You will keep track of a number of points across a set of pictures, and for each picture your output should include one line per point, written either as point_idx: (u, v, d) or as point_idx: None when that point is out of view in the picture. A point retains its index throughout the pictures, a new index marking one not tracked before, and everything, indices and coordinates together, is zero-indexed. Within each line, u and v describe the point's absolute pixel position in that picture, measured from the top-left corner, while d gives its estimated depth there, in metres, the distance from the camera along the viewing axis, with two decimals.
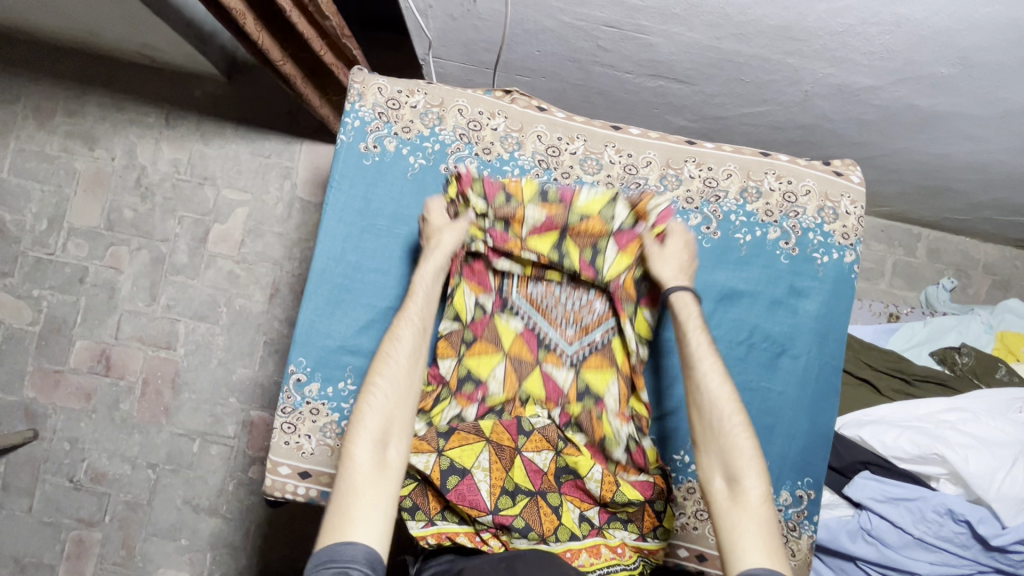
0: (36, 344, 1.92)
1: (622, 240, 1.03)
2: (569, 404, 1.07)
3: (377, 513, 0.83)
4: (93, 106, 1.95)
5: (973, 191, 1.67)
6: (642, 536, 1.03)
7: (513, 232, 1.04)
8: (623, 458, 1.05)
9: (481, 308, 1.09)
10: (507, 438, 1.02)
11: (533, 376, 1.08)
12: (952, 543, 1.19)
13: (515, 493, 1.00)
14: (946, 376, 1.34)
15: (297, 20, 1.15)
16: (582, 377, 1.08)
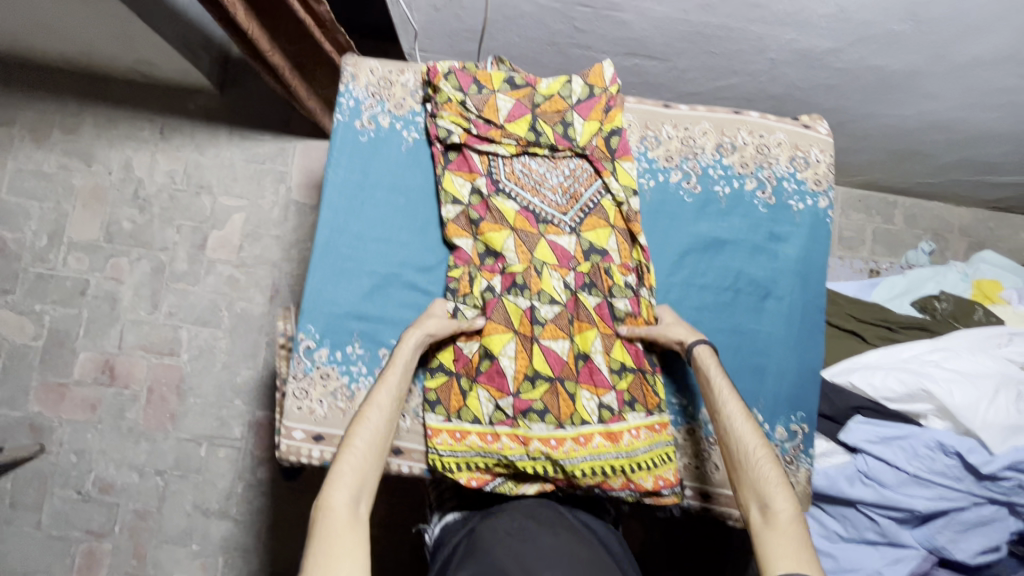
0: (40, 359, 1.94)
1: (584, 108, 1.06)
2: (578, 265, 1.03)
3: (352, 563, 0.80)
4: (88, 124, 2.00)
5: (940, 152, 1.75)
6: (649, 413, 1.01)
7: (491, 121, 1.05)
8: (627, 342, 1.03)
9: (478, 192, 1.04)
10: (525, 326, 0.99)
11: (541, 247, 1.03)
12: (946, 477, 1.23)
13: (535, 379, 0.98)
14: (927, 321, 1.40)
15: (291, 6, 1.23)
16: (586, 245, 1.04)
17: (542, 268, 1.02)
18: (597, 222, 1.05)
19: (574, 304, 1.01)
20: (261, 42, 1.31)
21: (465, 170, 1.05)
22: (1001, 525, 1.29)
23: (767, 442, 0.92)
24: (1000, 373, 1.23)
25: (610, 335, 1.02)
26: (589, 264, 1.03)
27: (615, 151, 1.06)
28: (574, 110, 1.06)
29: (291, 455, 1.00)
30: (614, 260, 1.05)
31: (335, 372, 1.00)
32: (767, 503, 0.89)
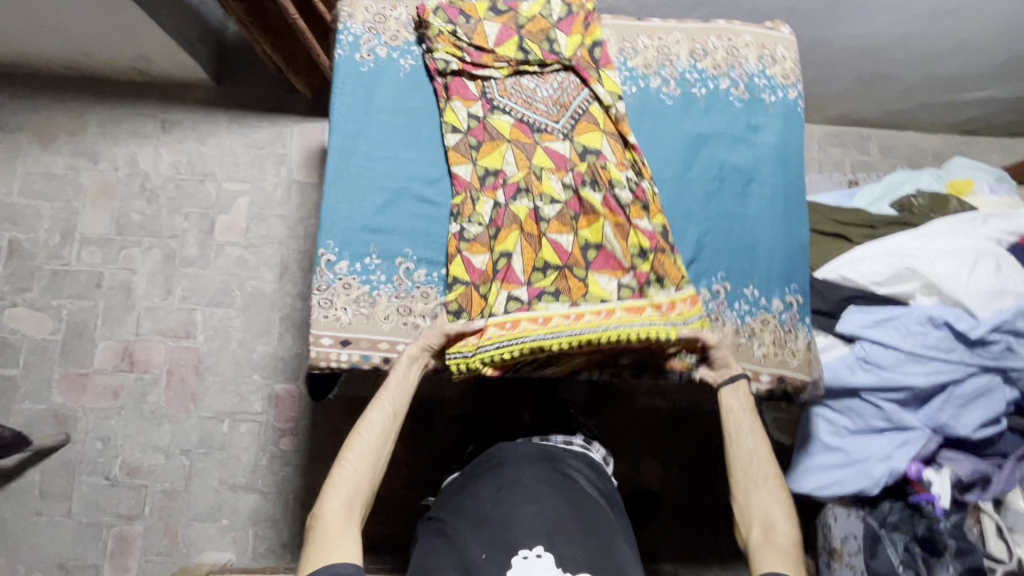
0: (60, 352, 1.99)
1: (565, 25, 1.16)
2: (575, 166, 1.11)
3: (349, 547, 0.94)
4: (94, 124, 2.09)
5: (903, 73, 1.86)
6: (675, 288, 1.06)
7: (481, 47, 1.13)
8: (641, 228, 1.08)
9: (476, 115, 1.12)
10: (532, 226, 1.08)
11: (538, 154, 1.11)
12: (940, 351, 1.30)
13: (545, 269, 1.07)
14: (908, 217, 1.49)
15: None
16: (580, 148, 1.12)
17: (541, 173, 1.10)
18: (587, 126, 1.13)
19: (576, 201, 1.09)
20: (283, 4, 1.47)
21: (462, 92, 1.12)
22: (997, 398, 1.34)
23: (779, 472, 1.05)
24: (977, 248, 1.33)
25: (621, 225, 1.09)
26: (586, 163, 1.11)
27: (598, 61, 1.15)
28: (557, 28, 1.16)
29: (321, 362, 1.06)
30: (611, 161, 1.11)
31: (355, 282, 1.07)
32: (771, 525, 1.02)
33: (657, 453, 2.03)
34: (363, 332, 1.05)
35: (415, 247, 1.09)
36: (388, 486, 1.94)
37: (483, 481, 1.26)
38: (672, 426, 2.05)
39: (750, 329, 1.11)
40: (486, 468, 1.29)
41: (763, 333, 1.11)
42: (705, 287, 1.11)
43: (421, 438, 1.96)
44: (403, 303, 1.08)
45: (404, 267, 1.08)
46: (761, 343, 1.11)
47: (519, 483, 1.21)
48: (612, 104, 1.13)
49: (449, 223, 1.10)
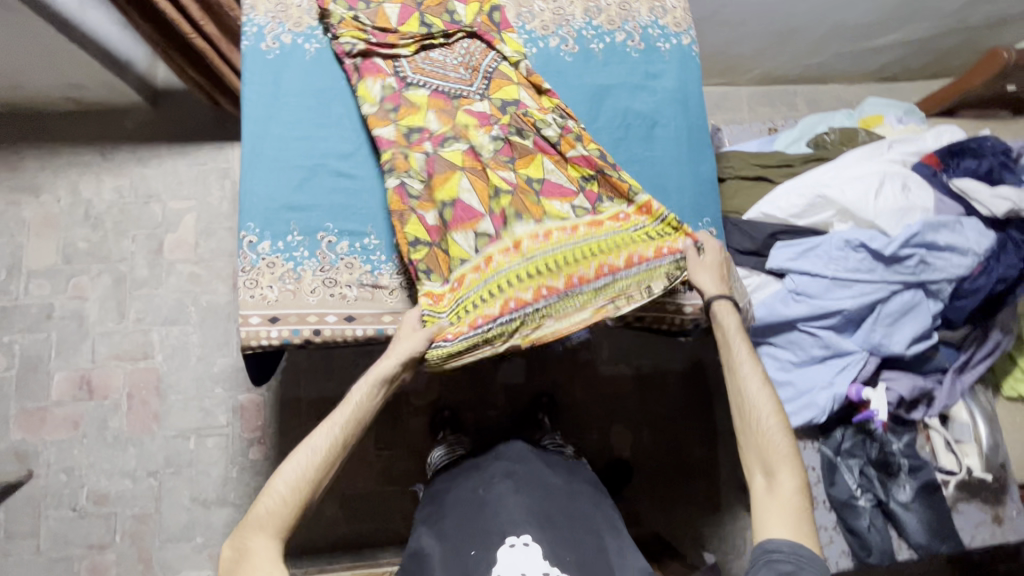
0: (15, 388, 1.97)
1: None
2: (498, 119, 1.14)
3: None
4: (32, 158, 2.09)
5: (810, 25, 1.95)
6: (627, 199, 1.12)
7: (385, 29, 1.16)
8: (575, 158, 1.13)
9: (389, 84, 1.14)
10: (475, 162, 1.11)
11: (459, 116, 1.14)
12: (861, 272, 1.35)
13: (499, 195, 1.10)
14: (823, 153, 1.55)
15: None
16: (499, 103, 1.15)
17: (467, 133, 1.13)
18: (501, 82, 1.16)
19: (509, 147, 1.12)
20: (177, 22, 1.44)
21: (374, 70, 1.14)
22: (923, 313, 1.39)
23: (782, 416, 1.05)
24: (883, 171, 1.39)
25: (559, 160, 1.14)
26: (509, 115, 1.14)
27: (500, 25, 1.20)
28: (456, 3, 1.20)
29: (253, 342, 1.08)
30: (530, 105, 1.15)
31: (279, 260, 1.09)
32: (772, 470, 1.03)
33: (628, 419, 2.03)
34: (290, 307, 1.07)
35: (336, 221, 1.12)
36: (361, 484, 1.92)
37: (475, 474, 1.30)
38: (639, 391, 2.05)
39: None
40: (477, 466, 1.32)
41: None
42: None
43: (390, 430, 1.96)
44: (327, 275, 1.10)
45: (326, 241, 1.11)
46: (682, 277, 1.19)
47: (510, 481, 1.24)
48: (519, 61, 1.17)
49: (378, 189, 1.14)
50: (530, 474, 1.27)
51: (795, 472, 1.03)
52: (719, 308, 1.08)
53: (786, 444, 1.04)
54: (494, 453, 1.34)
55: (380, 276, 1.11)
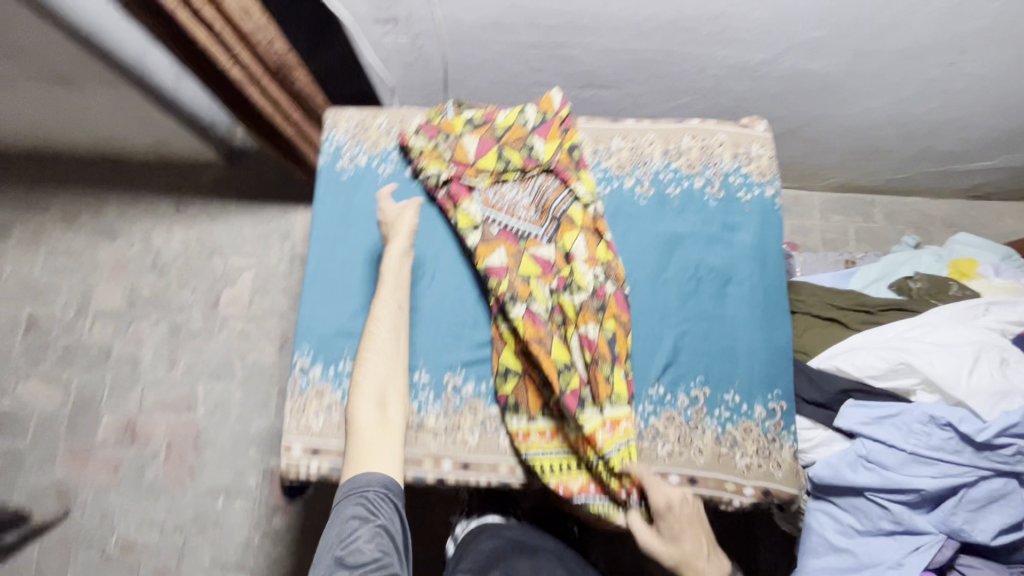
0: (66, 425, 2.04)
1: (542, 132, 1.17)
2: (561, 270, 1.10)
3: (389, 459, 0.96)
4: (113, 204, 2.21)
5: (899, 146, 1.83)
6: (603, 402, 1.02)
7: (462, 161, 1.16)
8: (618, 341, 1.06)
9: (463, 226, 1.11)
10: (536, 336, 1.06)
11: (525, 262, 1.10)
12: (945, 452, 1.22)
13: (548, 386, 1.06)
14: (906, 301, 1.44)
15: (267, 83, 1.30)
16: (564, 251, 1.12)
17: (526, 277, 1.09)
18: (568, 229, 1.13)
19: (557, 311, 1.07)
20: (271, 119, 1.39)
21: (464, 195, 1.13)
22: (1015, 503, 1.25)
23: None
24: (979, 341, 1.26)
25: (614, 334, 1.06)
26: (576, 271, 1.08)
27: (577, 165, 1.16)
28: (533, 134, 1.17)
29: (293, 471, 1.06)
30: (609, 286, 1.08)
31: (327, 388, 1.07)
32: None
33: None
34: (334, 441, 1.05)
35: None
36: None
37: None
38: None
39: (732, 437, 1.07)
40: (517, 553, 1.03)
41: (745, 442, 1.07)
42: (683, 393, 1.08)
43: None
44: None
45: None
46: (744, 453, 1.06)
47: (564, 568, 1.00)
48: (590, 204, 1.14)
49: (421, 326, 1.10)
50: None
51: None
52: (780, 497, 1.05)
53: None
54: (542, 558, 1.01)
55: (425, 417, 1.06)
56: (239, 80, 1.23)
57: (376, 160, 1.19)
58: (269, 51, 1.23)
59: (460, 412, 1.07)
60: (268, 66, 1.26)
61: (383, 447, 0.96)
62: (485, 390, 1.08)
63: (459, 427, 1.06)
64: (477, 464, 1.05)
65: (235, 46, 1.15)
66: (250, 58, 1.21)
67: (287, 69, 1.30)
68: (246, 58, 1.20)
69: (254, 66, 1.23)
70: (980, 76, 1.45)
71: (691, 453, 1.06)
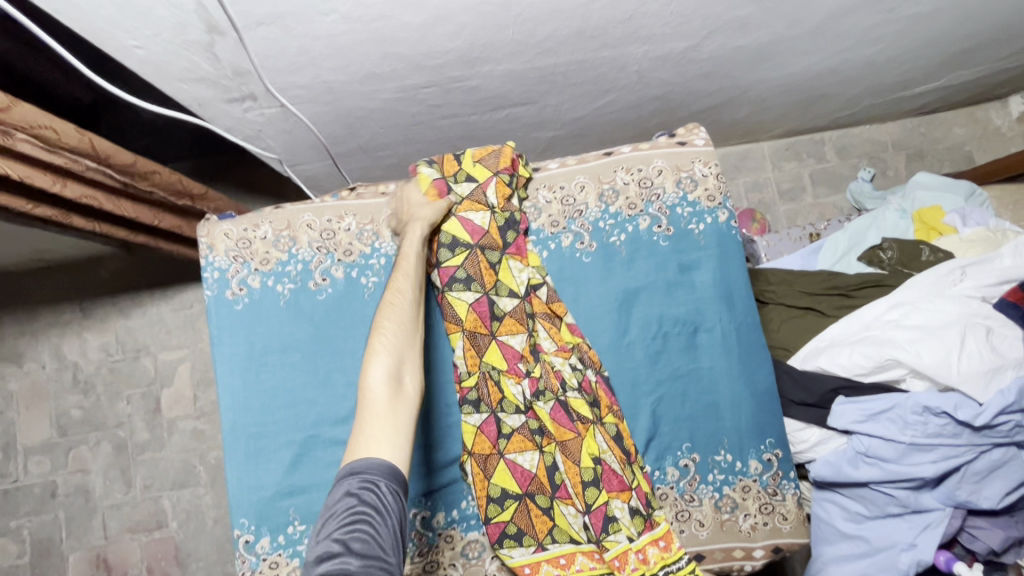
0: (31, 574, 1.88)
1: (441, 185, 1.02)
2: (529, 368, 1.00)
3: (397, 441, 0.78)
4: (8, 325, 1.95)
5: (844, 89, 1.69)
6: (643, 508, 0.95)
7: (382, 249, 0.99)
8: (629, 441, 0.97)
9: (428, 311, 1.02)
10: (525, 442, 0.96)
11: (491, 351, 0.99)
12: (944, 437, 1.17)
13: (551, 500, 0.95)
14: (881, 276, 1.36)
15: (112, 203, 1.17)
16: (530, 343, 1.01)
17: (495, 376, 0.98)
18: (513, 323, 1.00)
19: (562, 409, 0.98)
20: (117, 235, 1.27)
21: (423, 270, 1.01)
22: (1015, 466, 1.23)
23: None
24: (962, 317, 1.19)
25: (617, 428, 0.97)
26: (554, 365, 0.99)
27: (511, 242, 1.02)
28: (451, 216, 1.01)
29: None
30: (591, 375, 0.99)
31: (282, 558, 0.94)
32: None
33: None
34: None
35: None
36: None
37: None
38: None
39: (731, 500, 0.99)
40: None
41: (746, 501, 0.99)
42: (671, 466, 0.99)
43: None
44: None
45: None
46: (746, 514, 0.99)
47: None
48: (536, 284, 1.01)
49: None
50: None
51: None
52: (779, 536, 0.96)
53: None
54: None
55: (398, 564, 0.95)
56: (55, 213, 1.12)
57: (270, 281, 1.01)
58: (104, 176, 1.10)
59: (436, 547, 0.96)
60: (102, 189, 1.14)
61: (394, 420, 0.79)
62: (458, 516, 0.97)
63: (439, 564, 0.95)
64: None
65: (51, 186, 1.02)
66: (79, 189, 1.08)
67: (135, 184, 1.18)
68: (75, 191, 1.07)
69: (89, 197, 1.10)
70: (921, 15, 1.31)
71: (692, 528, 0.98)
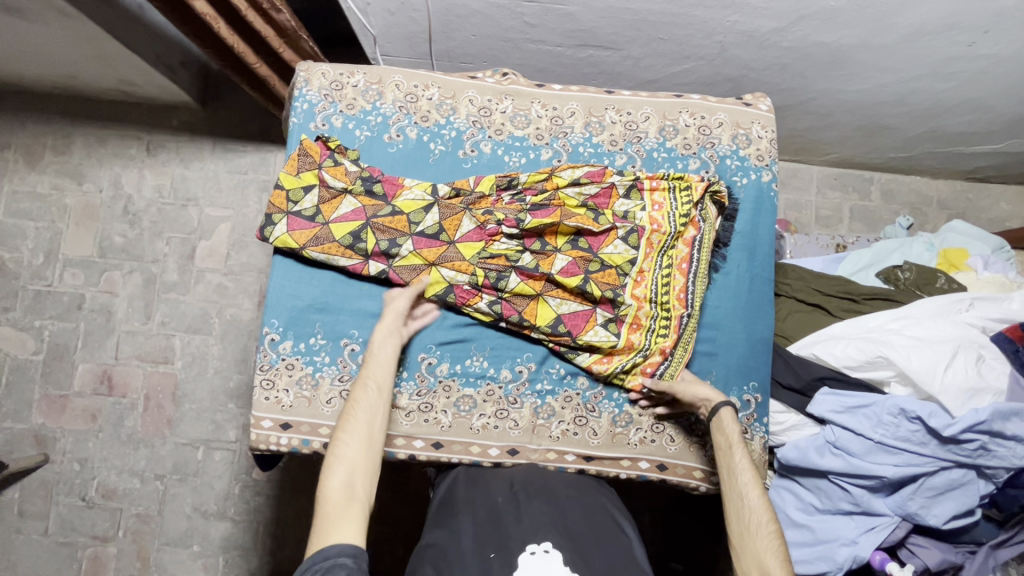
0: (41, 372, 2.02)
1: (294, 225, 1.05)
2: (493, 221, 1.07)
3: (354, 532, 0.85)
4: (79, 144, 2.09)
5: (906, 126, 1.75)
6: (641, 231, 1.08)
7: (351, 214, 1.06)
8: (594, 199, 1.08)
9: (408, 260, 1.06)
10: (546, 267, 1.06)
11: (462, 244, 1.07)
12: (911, 442, 1.24)
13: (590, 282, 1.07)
14: (892, 291, 1.43)
15: (251, 18, 1.23)
16: (481, 210, 1.08)
17: (485, 255, 1.07)
18: (452, 220, 1.08)
19: (539, 210, 1.07)
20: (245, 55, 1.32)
21: (399, 185, 1.09)
22: (970, 490, 1.27)
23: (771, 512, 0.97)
24: (960, 338, 1.26)
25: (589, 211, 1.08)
26: (505, 216, 1.07)
27: (384, 195, 1.08)
28: (330, 225, 1.06)
29: (262, 443, 1.05)
30: (534, 199, 1.08)
31: (298, 362, 1.05)
32: (768, 573, 0.92)
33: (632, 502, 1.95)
34: (305, 415, 1.04)
35: (361, 328, 1.07)
36: None
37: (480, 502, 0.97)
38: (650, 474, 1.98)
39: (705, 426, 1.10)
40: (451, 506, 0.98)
41: None
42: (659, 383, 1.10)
43: None
44: (346, 386, 1.06)
45: (349, 348, 1.07)
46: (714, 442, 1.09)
47: (517, 502, 0.95)
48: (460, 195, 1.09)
49: None
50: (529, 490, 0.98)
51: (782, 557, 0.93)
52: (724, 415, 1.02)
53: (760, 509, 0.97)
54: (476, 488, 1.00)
55: (398, 395, 1.05)
56: (207, 13, 1.20)
57: (351, 127, 1.11)
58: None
59: (433, 392, 1.06)
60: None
61: (348, 516, 0.87)
62: (460, 370, 1.07)
63: (433, 407, 1.06)
64: (449, 443, 1.05)
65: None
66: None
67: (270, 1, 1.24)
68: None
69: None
70: (999, 58, 1.37)
71: (663, 440, 1.09)
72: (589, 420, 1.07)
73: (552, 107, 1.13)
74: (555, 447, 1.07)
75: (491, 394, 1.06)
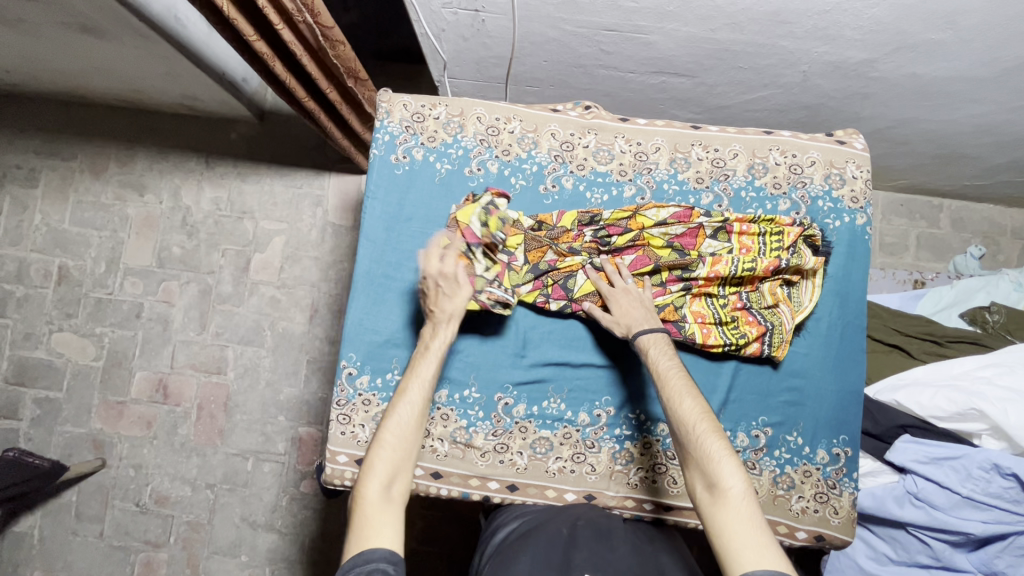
0: (100, 378, 2.07)
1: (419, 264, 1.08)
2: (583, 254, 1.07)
3: (393, 530, 0.83)
4: (141, 157, 2.14)
5: (989, 155, 1.66)
6: (732, 268, 1.05)
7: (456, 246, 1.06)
8: (680, 237, 1.06)
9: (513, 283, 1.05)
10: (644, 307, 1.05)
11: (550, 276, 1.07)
12: (1002, 499, 1.18)
13: (679, 314, 1.06)
14: (979, 335, 1.37)
15: (305, 62, 1.24)
16: (570, 245, 1.07)
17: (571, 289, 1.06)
18: (536, 252, 1.08)
19: (628, 249, 1.07)
20: (294, 90, 1.33)
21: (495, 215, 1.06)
22: None
23: (711, 415, 0.89)
24: None
25: (679, 250, 1.06)
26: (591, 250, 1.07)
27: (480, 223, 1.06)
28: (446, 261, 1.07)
29: (336, 478, 1.08)
30: (625, 235, 1.07)
31: (375, 398, 1.07)
32: (715, 481, 0.85)
33: None
34: None
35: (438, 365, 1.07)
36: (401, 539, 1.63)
37: (548, 529, 0.96)
38: None
39: (790, 479, 1.08)
40: (522, 534, 0.95)
41: (803, 485, 1.08)
42: (743, 432, 1.08)
43: None
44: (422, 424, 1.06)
45: None
46: (799, 496, 1.08)
47: (576, 537, 0.92)
48: (543, 227, 1.08)
49: (481, 339, 1.07)
50: (602, 527, 0.96)
51: (740, 472, 0.84)
52: (642, 338, 0.97)
53: (702, 416, 0.89)
54: (546, 514, 1.01)
55: (474, 435, 1.06)
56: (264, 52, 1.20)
57: (431, 160, 1.11)
58: (310, 29, 1.16)
59: (510, 433, 1.06)
60: (308, 43, 1.20)
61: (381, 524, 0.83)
62: (537, 412, 1.07)
63: (509, 448, 1.06)
64: (524, 487, 1.06)
65: (275, 22, 1.10)
66: (289, 34, 1.15)
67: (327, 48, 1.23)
68: (286, 35, 1.14)
69: (294, 44, 1.17)
70: None
71: None
72: (668, 467, 1.07)
73: (637, 142, 1.12)
74: (632, 495, 1.07)
75: (568, 437, 1.07)
